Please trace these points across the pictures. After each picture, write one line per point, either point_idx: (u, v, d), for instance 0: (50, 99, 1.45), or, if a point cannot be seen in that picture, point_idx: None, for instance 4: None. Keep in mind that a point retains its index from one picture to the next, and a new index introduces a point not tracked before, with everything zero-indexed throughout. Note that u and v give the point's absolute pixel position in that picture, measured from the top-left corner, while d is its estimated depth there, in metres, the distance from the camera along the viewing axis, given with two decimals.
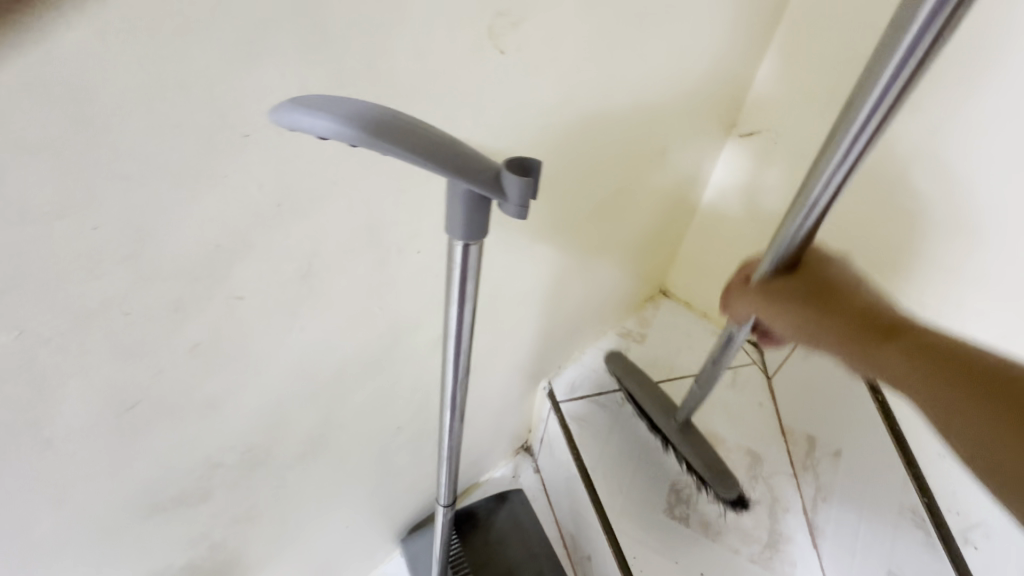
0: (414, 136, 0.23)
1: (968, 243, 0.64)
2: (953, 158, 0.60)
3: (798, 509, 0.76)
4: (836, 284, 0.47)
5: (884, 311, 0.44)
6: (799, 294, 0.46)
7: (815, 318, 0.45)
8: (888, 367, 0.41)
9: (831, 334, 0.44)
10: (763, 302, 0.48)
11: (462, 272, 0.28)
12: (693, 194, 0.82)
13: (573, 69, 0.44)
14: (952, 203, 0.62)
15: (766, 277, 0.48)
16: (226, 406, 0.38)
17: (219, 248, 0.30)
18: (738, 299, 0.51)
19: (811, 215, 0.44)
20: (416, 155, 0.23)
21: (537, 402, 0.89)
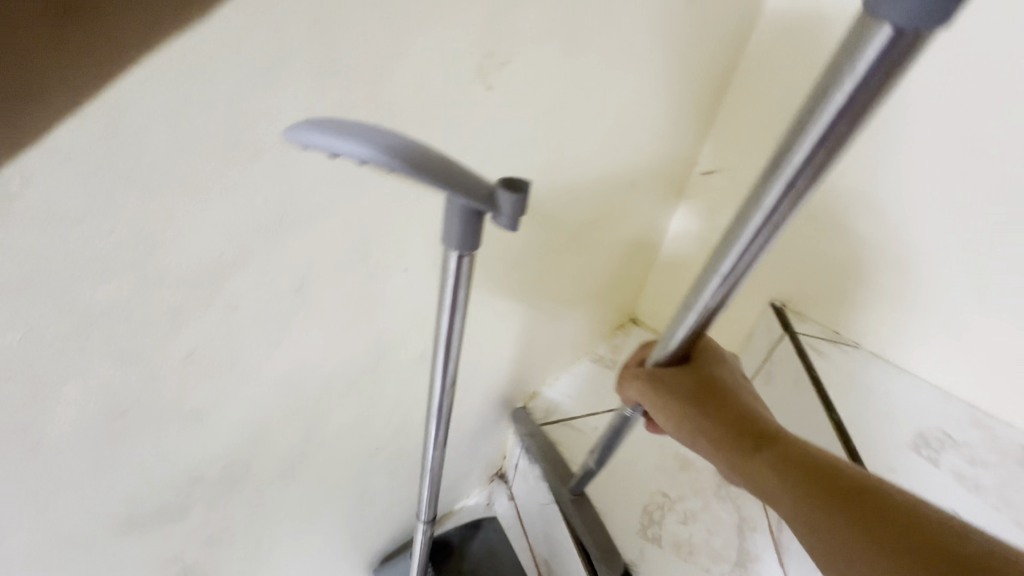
0: (418, 156, 0.26)
1: (911, 276, 0.70)
2: (888, 197, 0.67)
3: (764, 528, 0.79)
4: (716, 382, 0.47)
5: (755, 416, 0.45)
6: (684, 390, 0.46)
7: (692, 411, 0.45)
8: (750, 476, 0.41)
9: (706, 431, 0.45)
10: (648, 389, 0.47)
11: (455, 282, 0.30)
12: (660, 227, 0.88)
13: (551, 107, 0.48)
14: (891, 239, 0.69)
15: (658, 368, 0.47)
16: (213, 418, 0.39)
17: (223, 258, 0.32)
18: (626, 383, 0.50)
19: (712, 297, 0.41)
20: (419, 171, 0.25)
21: (512, 427, 0.90)
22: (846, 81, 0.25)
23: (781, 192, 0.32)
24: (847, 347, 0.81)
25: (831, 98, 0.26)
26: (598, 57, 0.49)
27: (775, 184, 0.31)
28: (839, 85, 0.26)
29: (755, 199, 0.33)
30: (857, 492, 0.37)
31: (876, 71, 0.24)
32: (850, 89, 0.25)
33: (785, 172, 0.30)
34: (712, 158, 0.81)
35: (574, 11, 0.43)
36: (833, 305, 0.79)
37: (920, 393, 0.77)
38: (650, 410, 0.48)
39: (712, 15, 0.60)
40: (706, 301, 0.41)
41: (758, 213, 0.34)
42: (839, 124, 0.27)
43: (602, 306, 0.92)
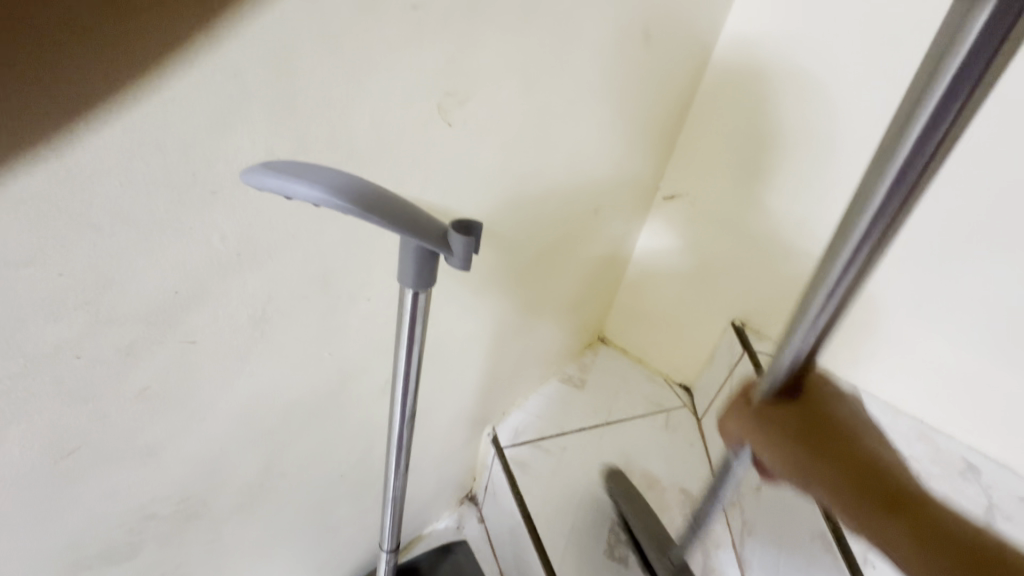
0: (374, 201, 0.27)
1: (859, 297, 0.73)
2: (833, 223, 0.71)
3: (728, 545, 0.80)
4: (827, 418, 0.42)
5: (875, 460, 0.41)
6: (796, 430, 0.41)
7: (810, 459, 0.40)
8: (883, 532, 0.40)
9: (826, 482, 0.40)
10: (762, 434, 0.41)
11: (411, 317, 0.31)
12: (626, 248, 0.90)
13: (512, 139, 0.50)
14: None
15: (765, 404, 0.41)
16: (167, 453, 0.38)
17: (178, 295, 0.32)
18: (728, 424, 0.43)
19: (810, 331, 0.36)
20: (374, 216, 0.26)
21: (482, 448, 0.90)
22: (948, 69, 0.23)
23: (875, 212, 0.29)
24: None
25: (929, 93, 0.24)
26: (558, 93, 0.52)
27: (871, 210, 0.29)
28: (938, 78, 0.24)
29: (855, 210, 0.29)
30: (986, 551, 0.39)
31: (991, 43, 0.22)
32: (951, 77, 0.23)
33: (879, 189, 0.28)
34: (673, 184, 0.84)
35: (533, 53, 0.45)
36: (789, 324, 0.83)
37: (871, 406, 0.79)
38: (759, 455, 0.42)
39: (669, 51, 0.63)
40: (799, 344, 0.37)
41: (849, 244, 0.30)
42: (946, 117, 0.24)
43: (571, 327, 0.94)
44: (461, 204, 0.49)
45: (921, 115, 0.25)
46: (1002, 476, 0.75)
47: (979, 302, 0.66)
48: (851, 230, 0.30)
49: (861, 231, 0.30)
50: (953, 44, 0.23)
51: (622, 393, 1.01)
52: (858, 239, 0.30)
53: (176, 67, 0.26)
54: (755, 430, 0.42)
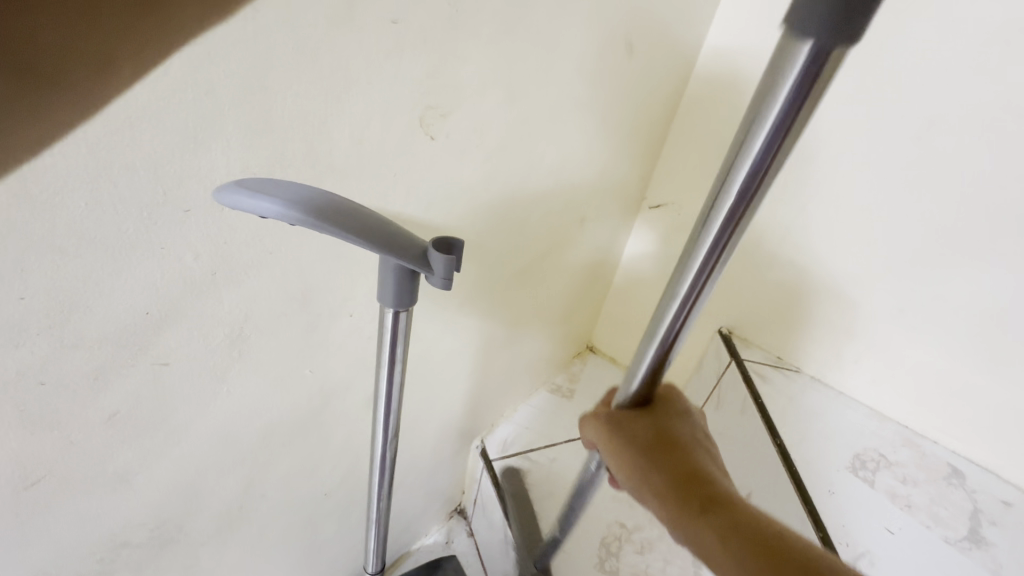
0: (352, 219, 0.26)
1: (842, 305, 0.75)
2: (816, 232, 0.71)
3: None
4: (677, 431, 0.44)
5: (709, 479, 0.41)
6: (639, 437, 0.42)
7: (646, 463, 0.42)
8: (694, 539, 0.39)
9: (656, 485, 0.41)
10: (603, 432, 0.44)
11: (392, 337, 0.31)
12: (612, 258, 0.90)
13: (495, 152, 0.50)
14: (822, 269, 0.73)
15: (619, 411, 0.43)
16: (140, 479, 0.37)
17: (149, 316, 0.31)
18: (585, 423, 0.46)
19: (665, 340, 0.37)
20: (351, 234, 0.26)
21: (471, 460, 0.89)
22: (772, 108, 0.25)
23: (722, 224, 0.30)
24: (789, 371, 0.85)
25: (761, 124, 0.26)
26: (541, 105, 0.51)
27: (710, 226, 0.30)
28: (769, 107, 0.25)
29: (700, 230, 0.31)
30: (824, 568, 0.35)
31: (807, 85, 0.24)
32: (778, 110, 0.25)
33: (721, 213, 0.29)
34: (659, 194, 0.85)
35: (515, 64, 0.45)
36: (777, 332, 0.83)
37: (853, 412, 0.81)
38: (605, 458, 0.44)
39: (652, 63, 0.63)
40: (653, 353, 0.38)
41: (695, 260, 0.32)
42: (771, 149, 0.26)
43: (558, 336, 0.94)
44: (444, 216, 0.49)
45: (753, 147, 0.27)
46: (987, 481, 0.76)
47: (960, 309, 0.67)
48: (697, 247, 0.31)
49: (707, 250, 0.31)
50: (773, 86, 0.24)
51: None
52: (703, 258, 0.31)
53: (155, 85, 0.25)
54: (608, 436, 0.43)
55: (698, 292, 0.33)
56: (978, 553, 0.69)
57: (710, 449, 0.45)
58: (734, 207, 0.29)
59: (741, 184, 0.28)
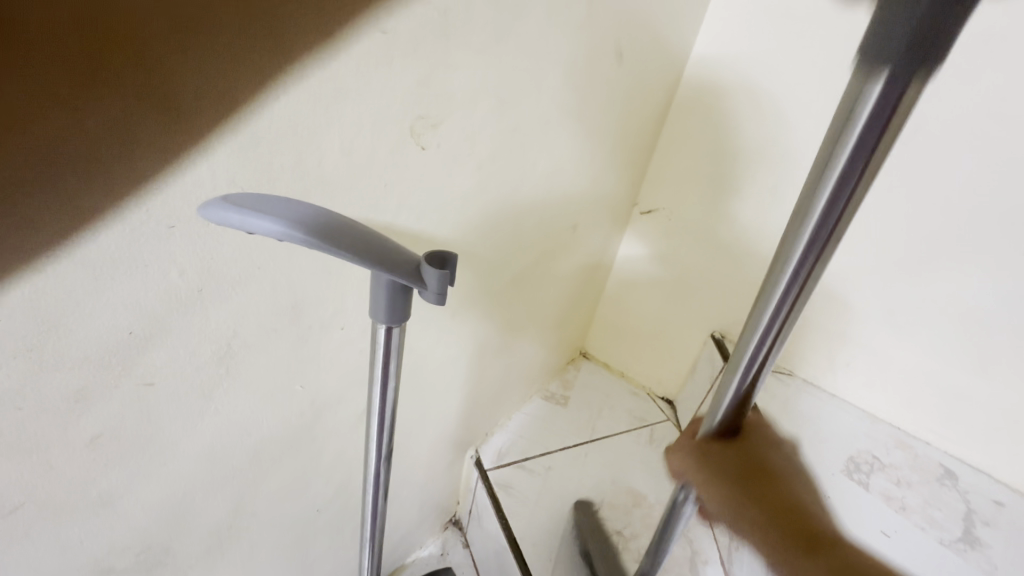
0: (342, 235, 0.25)
1: (834, 309, 0.75)
2: None
3: (715, 561, 0.79)
4: (773, 465, 0.42)
5: (806, 511, 0.41)
6: (737, 475, 0.41)
7: (753, 506, 0.40)
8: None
9: (760, 529, 0.39)
10: (698, 467, 0.41)
11: (385, 354, 0.30)
12: (605, 265, 0.90)
13: (487, 161, 0.49)
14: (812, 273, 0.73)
15: (710, 442, 0.41)
16: (125, 503, 0.36)
17: (132, 335, 0.30)
18: (672, 456, 0.43)
19: (763, 336, 0.34)
20: (343, 250, 0.25)
21: (465, 471, 0.88)
22: (860, 113, 0.24)
23: (829, 197, 0.27)
24: (781, 374, 0.84)
25: (849, 130, 0.25)
26: (533, 113, 0.51)
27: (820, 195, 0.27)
28: (856, 115, 0.24)
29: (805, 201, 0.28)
30: None
31: (902, 83, 0.23)
32: (870, 111, 0.24)
33: (809, 222, 0.28)
34: (650, 199, 0.85)
35: (506, 72, 0.45)
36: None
37: (847, 416, 0.81)
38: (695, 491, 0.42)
39: (643, 70, 0.64)
40: (742, 374, 0.37)
41: (783, 272, 0.31)
42: (865, 154, 0.25)
43: (552, 343, 0.93)
44: (436, 226, 0.48)
45: (842, 154, 0.26)
46: (979, 482, 0.76)
47: (950, 311, 0.68)
48: (786, 259, 0.31)
49: (797, 262, 0.30)
50: (863, 91, 0.24)
51: (605, 409, 1.00)
52: (796, 269, 0.31)
53: (145, 109, 0.25)
54: (696, 469, 0.41)
55: (789, 306, 0.32)
56: (973, 554, 0.70)
57: (803, 475, 0.44)
58: (823, 216, 0.28)
59: (828, 194, 0.27)
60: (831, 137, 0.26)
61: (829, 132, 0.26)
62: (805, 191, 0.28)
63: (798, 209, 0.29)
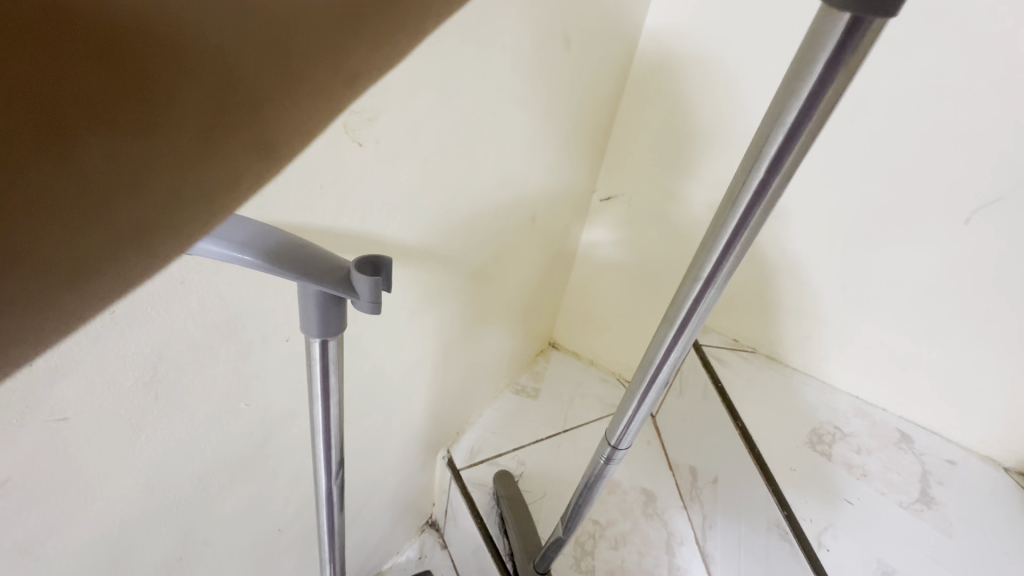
0: (264, 244, 0.23)
1: (790, 284, 0.76)
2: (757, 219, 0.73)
3: (691, 540, 0.80)
4: None
5: None
6: None
7: None
8: None
9: None
10: None
11: (323, 368, 0.28)
12: (567, 254, 0.90)
13: (433, 157, 0.47)
14: (768, 250, 0.75)
15: None
16: (50, 547, 0.33)
17: (34, 367, 0.27)
18: None
19: (690, 316, 0.35)
20: (250, 257, 0.22)
21: (438, 471, 0.86)
22: (797, 98, 0.24)
23: (754, 192, 0.28)
24: (745, 352, 0.87)
25: (787, 115, 0.24)
26: (478, 103, 0.49)
27: (747, 188, 0.28)
28: (794, 97, 0.24)
29: (736, 190, 0.28)
30: None
31: (833, 76, 0.22)
32: (803, 103, 0.23)
33: (744, 198, 0.28)
34: (609, 186, 0.84)
35: (447, 62, 0.43)
36: (733, 316, 0.85)
37: (808, 388, 0.83)
38: None
39: (592, 53, 0.62)
40: (674, 336, 0.37)
41: (716, 248, 0.31)
42: (794, 144, 0.25)
43: (520, 335, 0.92)
44: (383, 224, 0.46)
45: (774, 142, 0.25)
46: (933, 443, 0.79)
47: (900, 281, 0.70)
48: (719, 234, 0.30)
49: (730, 237, 0.30)
50: (788, 97, 0.24)
51: (576, 399, 1.00)
52: (722, 249, 0.31)
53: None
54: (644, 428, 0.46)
55: (720, 279, 0.32)
56: (931, 514, 0.71)
57: None
58: (756, 195, 0.28)
59: (763, 175, 0.27)
60: (767, 118, 0.25)
61: (768, 115, 0.25)
62: (741, 170, 0.28)
63: (735, 187, 0.29)
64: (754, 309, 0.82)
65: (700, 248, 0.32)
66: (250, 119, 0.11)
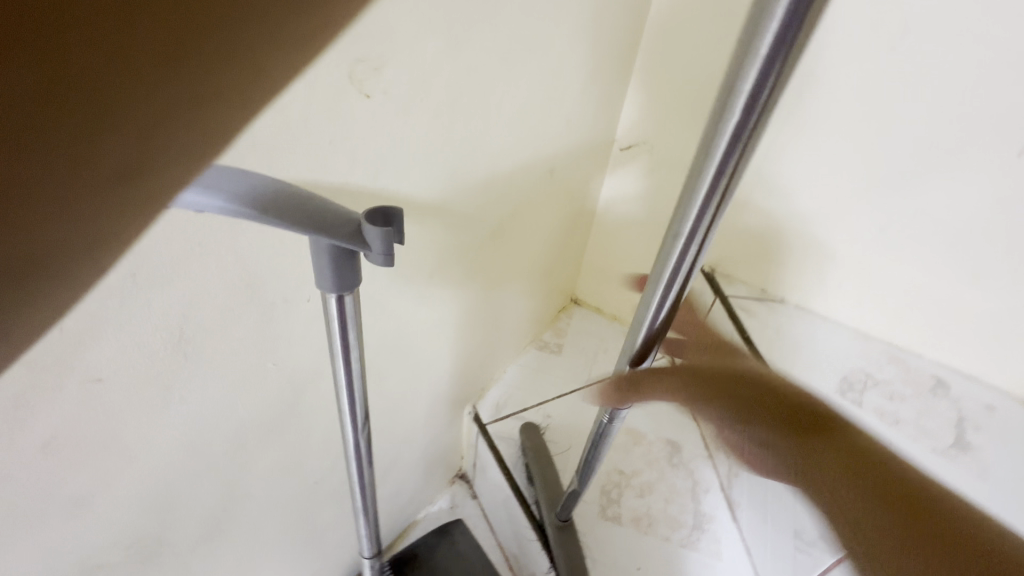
0: (253, 190, 0.22)
1: (819, 231, 0.73)
2: (789, 161, 0.69)
3: (716, 488, 0.81)
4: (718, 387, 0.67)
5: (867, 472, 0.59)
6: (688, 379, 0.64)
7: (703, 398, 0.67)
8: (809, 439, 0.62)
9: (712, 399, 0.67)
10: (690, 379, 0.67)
11: (342, 324, 0.28)
12: (588, 207, 0.87)
13: (444, 108, 0.45)
14: (801, 194, 0.71)
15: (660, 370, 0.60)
16: (100, 502, 0.35)
17: (62, 332, 0.27)
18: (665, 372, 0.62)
19: (677, 273, 0.36)
20: (239, 204, 0.21)
21: (466, 426, 0.88)
22: (765, 35, 0.24)
23: (731, 139, 0.28)
24: (773, 303, 0.84)
25: (757, 51, 0.24)
26: (490, 47, 0.46)
27: (724, 133, 0.28)
28: (761, 32, 0.24)
29: (714, 134, 0.28)
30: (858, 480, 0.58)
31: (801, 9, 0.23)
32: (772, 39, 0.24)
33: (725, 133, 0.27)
34: (629, 135, 0.80)
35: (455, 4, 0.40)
36: (761, 265, 0.82)
37: (836, 337, 0.81)
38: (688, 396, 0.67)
39: None
40: (661, 295, 0.37)
41: (695, 200, 0.31)
42: (767, 82, 0.25)
43: (541, 293, 0.91)
44: (395, 179, 0.45)
45: (747, 81, 0.25)
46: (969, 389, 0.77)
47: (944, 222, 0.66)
48: (697, 182, 0.30)
49: (708, 187, 0.30)
50: (757, 34, 0.24)
51: (600, 354, 1.00)
52: (703, 201, 0.31)
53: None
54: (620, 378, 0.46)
55: (706, 224, 0.32)
56: (965, 460, 0.72)
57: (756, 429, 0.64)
58: (732, 139, 0.28)
59: (739, 117, 0.27)
60: (743, 46, 0.25)
61: (737, 55, 0.25)
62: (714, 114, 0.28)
63: (709, 133, 0.29)
64: (782, 258, 0.79)
65: (681, 200, 0.32)
66: (174, 126, 0.14)
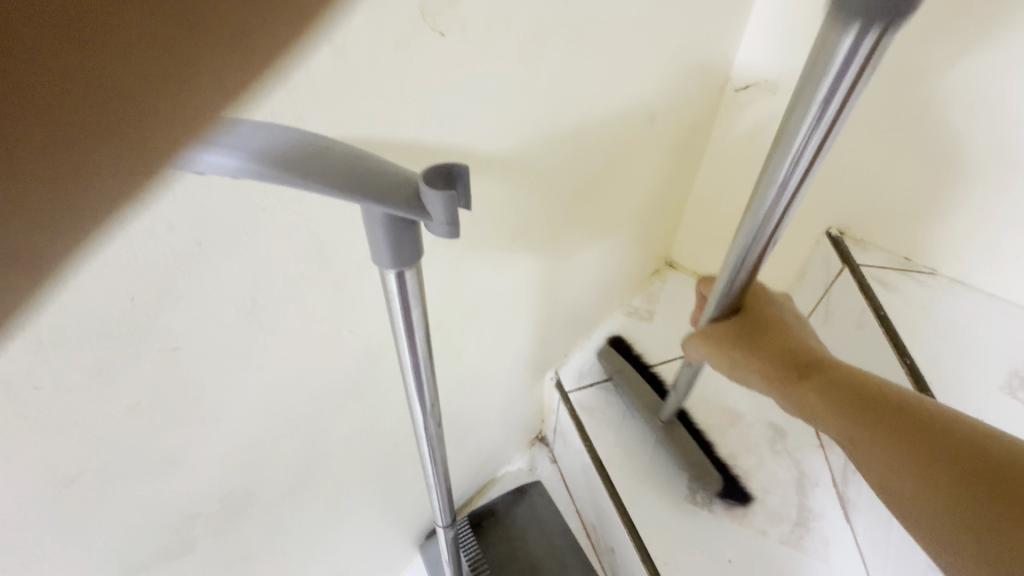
0: (271, 147, 0.19)
1: (981, 187, 0.64)
2: (996, 105, 0.58)
3: (827, 483, 0.72)
4: (768, 324, 0.49)
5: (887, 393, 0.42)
6: (732, 333, 0.49)
7: (750, 352, 0.48)
8: (799, 402, 0.45)
9: (764, 364, 0.47)
10: (714, 346, 0.49)
11: (402, 304, 0.26)
12: (692, 150, 0.75)
13: (535, 47, 0.39)
14: (979, 154, 0.62)
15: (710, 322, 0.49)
16: (189, 461, 0.36)
17: (134, 302, 0.27)
18: (688, 343, 0.52)
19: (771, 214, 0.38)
20: (264, 167, 0.19)
21: (547, 391, 0.82)
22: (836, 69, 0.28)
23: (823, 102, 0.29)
24: (920, 274, 0.75)
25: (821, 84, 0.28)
26: None
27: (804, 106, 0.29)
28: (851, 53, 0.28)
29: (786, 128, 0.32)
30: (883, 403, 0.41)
31: None
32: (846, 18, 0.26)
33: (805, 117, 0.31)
34: (750, 67, 0.68)
35: None
36: (896, 224, 0.72)
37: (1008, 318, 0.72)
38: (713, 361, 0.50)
39: None
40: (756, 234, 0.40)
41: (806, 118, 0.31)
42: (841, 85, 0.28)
43: (631, 253, 0.82)
44: (460, 116, 0.37)
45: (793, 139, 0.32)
46: None
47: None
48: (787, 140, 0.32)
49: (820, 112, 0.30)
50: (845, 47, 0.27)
51: None
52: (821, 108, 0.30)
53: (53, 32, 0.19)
54: (730, 343, 0.49)
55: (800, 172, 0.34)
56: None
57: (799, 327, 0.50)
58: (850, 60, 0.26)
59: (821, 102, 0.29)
60: None
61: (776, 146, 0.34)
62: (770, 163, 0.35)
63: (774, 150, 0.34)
64: (926, 217, 0.70)
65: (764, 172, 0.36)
66: None
